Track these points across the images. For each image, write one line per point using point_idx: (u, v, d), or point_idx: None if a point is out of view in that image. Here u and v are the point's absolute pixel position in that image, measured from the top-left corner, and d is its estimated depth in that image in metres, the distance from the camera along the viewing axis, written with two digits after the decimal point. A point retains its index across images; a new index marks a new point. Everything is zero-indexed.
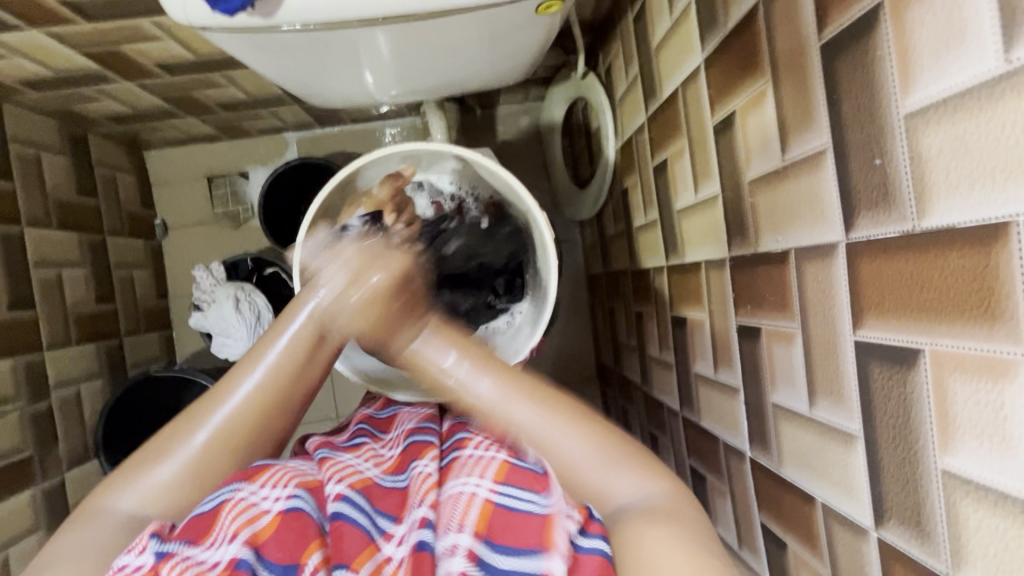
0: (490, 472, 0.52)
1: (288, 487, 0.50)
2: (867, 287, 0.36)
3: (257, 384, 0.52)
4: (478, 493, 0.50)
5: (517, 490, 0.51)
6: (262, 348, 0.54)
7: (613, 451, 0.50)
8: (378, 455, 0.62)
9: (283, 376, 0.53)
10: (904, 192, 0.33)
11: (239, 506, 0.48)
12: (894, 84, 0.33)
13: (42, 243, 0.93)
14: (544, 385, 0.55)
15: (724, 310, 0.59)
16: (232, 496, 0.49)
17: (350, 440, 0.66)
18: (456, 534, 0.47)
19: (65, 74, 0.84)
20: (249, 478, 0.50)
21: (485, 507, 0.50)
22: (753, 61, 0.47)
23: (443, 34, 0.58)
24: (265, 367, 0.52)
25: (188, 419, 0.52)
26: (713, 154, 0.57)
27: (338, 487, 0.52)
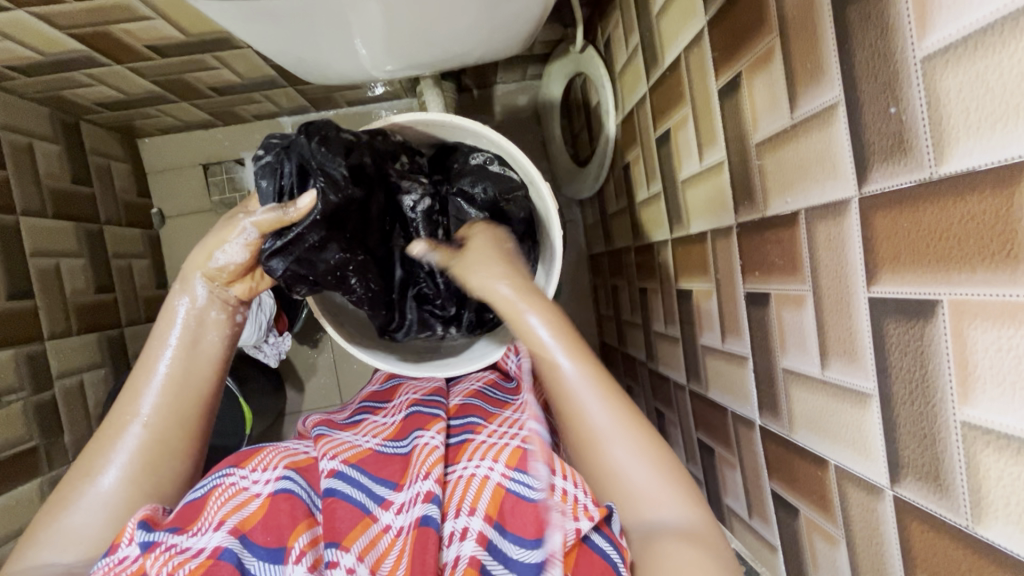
0: (504, 457, 0.54)
1: (277, 470, 0.52)
2: (881, 241, 0.36)
3: (155, 403, 0.53)
4: (491, 477, 0.53)
5: (528, 478, 0.52)
6: (152, 359, 0.55)
7: (657, 491, 0.48)
8: (379, 426, 0.62)
9: (174, 380, 0.54)
10: (921, 139, 0.32)
11: (229, 491, 0.50)
12: (909, 27, 0.31)
13: (38, 232, 0.92)
14: (602, 430, 0.50)
15: (731, 278, 0.58)
16: (223, 480, 0.51)
17: (351, 417, 0.66)
18: (468, 517, 0.50)
19: (54, 58, 0.82)
20: (240, 464, 0.53)
21: (497, 490, 0.52)
22: (760, 18, 0.46)
23: (439, 2, 0.57)
24: (157, 378, 0.54)
25: (85, 465, 0.51)
26: (718, 119, 0.56)
27: (331, 463, 0.53)
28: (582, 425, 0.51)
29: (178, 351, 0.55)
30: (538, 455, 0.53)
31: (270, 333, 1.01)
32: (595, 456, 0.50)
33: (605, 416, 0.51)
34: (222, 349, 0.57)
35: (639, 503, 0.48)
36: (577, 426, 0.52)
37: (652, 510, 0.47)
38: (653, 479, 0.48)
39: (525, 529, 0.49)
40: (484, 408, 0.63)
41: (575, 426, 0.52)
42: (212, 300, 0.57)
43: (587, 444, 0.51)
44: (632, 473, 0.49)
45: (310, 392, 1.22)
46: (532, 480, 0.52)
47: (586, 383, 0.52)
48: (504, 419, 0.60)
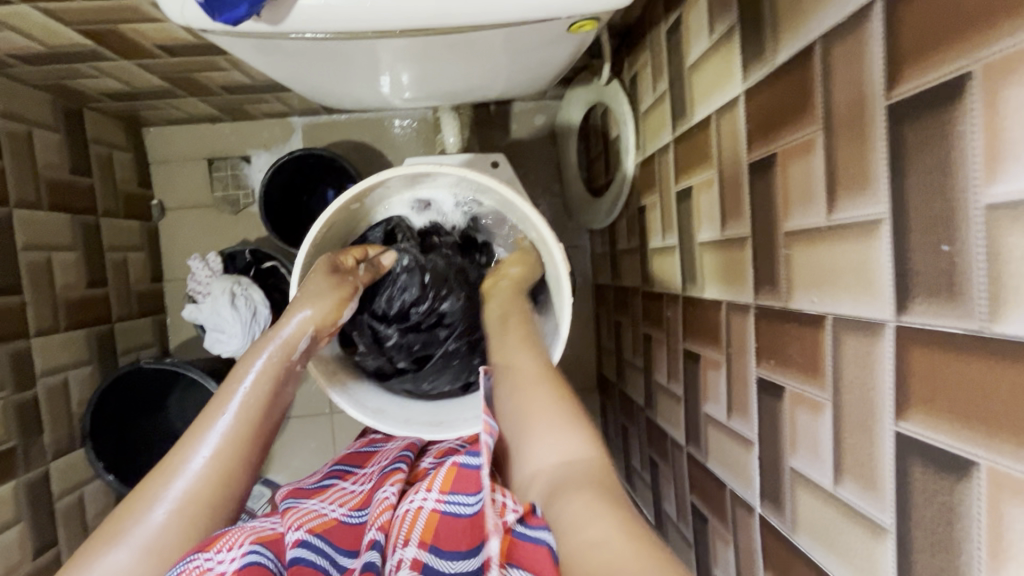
0: (437, 483, 0.54)
1: (243, 546, 0.47)
2: (915, 379, 0.34)
3: (213, 453, 0.51)
4: (425, 505, 0.52)
5: (461, 497, 0.52)
6: (211, 415, 0.54)
7: (567, 447, 0.46)
8: (347, 493, 0.60)
9: (214, 468, 0.51)
10: (976, 289, 0.29)
11: (191, 574, 0.44)
12: (975, 167, 0.29)
13: (31, 225, 0.89)
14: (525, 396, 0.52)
15: (743, 357, 0.56)
16: (185, 566, 0.45)
17: (321, 481, 0.64)
18: (402, 549, 0.49)
19: (58, 50, 0.79)
20: (205, 546, 0.46)
21: (432, 517, 0.51)
22: (804, 106, 0.43)
23: (465, 45, 0.54)
24: (219, 432, 0.52)
25: (82, 560, 0.46)
26: (746, 193, 0.53)
27: (297, 534, 0.50)
28: (509, 387, 0.54)
29: (229, 430, 0.53)
30: (467, 471, 0.54)
31: None
32: (519, 424, 0.50)
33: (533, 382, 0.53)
34: (260, 415, 0.54)
35: (552, 460, 0.46)
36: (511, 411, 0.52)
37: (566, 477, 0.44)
38: (563, 444, 0.47)
39: (459, 546, 0.49)
40: (450, 459, 0.62)
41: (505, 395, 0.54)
42: (283, 348, 0.58)
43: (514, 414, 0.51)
44: (542, 423, 0.49)
45: (300, 399, 1.20)
46: (465, 498, 0.52)
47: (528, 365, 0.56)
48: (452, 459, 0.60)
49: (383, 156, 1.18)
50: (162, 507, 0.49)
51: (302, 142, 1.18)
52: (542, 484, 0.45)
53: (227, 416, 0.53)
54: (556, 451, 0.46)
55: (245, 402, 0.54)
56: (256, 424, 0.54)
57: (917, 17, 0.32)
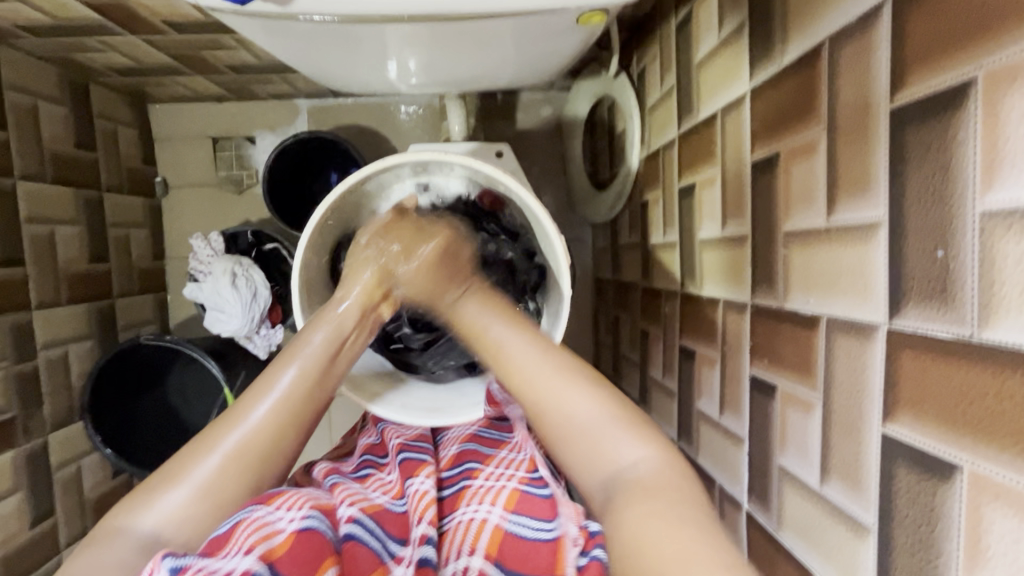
0: (501, 500, 0.55)
1: (303, 509, 0.48)
2: (905, 382, 0.34)
3: (271, 409, 0.53)
4: (489, 519, 0.54)
5: (526, 518, 0.53)
6: (271, 376, 0.55)
7: (617, 440, 0.48)
8: (384, 482, 0.60)
9: (272, 423, 0.52)
10: (968, 295, 0.29)
11: (256, 523, 0.46)
12: (973, 174, 0.29)
13: (35, 198, 0.89)
14: (545, 390, 0.52)
15: (738, 355, 0.56)
16: (248, 515, 0.47)
17: (357, 471, 0.64)
18: (468, 556, 0.51)
19: (66, 23, 0.79)
20: (265, 502, 0.49)
21: (496, 531, 0.53)
22: (809, 106, 0.43)
23: (471, 34, 0.54)
24: (278, 391, 0.54)
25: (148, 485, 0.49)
26: (748, 192, 0.53)
27: (349, 510, 0.51)
28: (517, 381, 0.54)
29: (289, 391, 0.54)
30: (534, 496, 0.56)
31: (261, 324, 1.01)
32: (545, 416, 0.51)
33: (543, 368, 0.54)
34: (320, 374, 0.56)
35: (594, 451, 0.48)
36: (518, 385, 0.54)
37: (615, 454, 0.47)
38: (594, 420, 0.49)
39: (523, 564, 0.50)
40: (481, 452, 0.63)
41: (519, 389, 0.54)
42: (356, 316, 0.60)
43: (535, 408, 0.52)
44: (583, 418, 0.50)
45: None
46: (530, 519, 0.53)
47: (527, 352, 0.55)
48: (500, 461, 0.61)
49: (388, 141, 1.18)
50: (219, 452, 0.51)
51: (307, 124, 1.18)
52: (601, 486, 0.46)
53: (289, 377, 0.54)
54: (598, 429, 0.49)
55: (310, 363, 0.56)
56: (311, 386, 0.55)
57: (925, 22, 0.32)
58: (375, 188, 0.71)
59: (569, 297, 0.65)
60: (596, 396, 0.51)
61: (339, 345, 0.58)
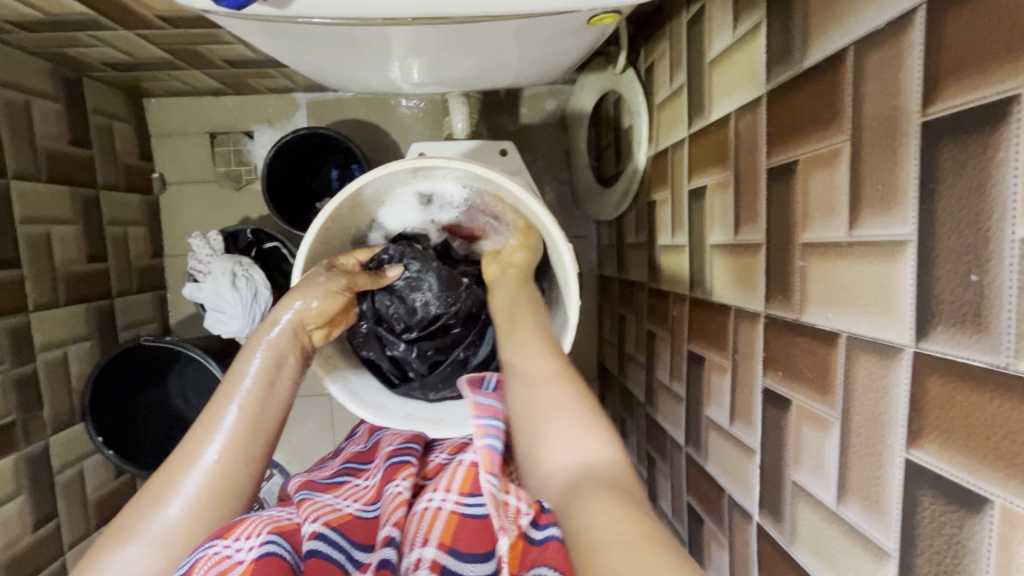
0: (456, 484, 0.54)
1: (261, 535, 0.46)
2: (932, 408, 0.33)
3: (222, 447, 0.51)
4: (444, 506, 0.52)
5: (480, 500, 0.52)
6: (214, 416, 0.53)
7: (586, 443, 0.44)
8: (359, 490, 0.59)
9: (237, 452, 0.51)
10: (1004, 324, 0.28)
11: (212, 560, 0.43)
12: (1013, 196, 0.27)
13: (30, 198, 0.87)
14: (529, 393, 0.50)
15: (749, 365, 0.55)
16: (206, 551, 0.44)
17: (333, 478, 0.63)
18: (421, 548, 0.48)
19: (57, 18, 0.76)
20: (223, 534, 0.46)
21: (451, 517, 0.51)
22: (831, 113, 0.41)
23: (475, 35, 0.52)
24: (225, 430, 0.52)
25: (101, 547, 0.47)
26: (763, 198, 0.52)
27: (313, 526, 0.49)
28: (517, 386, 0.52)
29: (248, 403, 0.54)
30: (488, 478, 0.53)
31: None
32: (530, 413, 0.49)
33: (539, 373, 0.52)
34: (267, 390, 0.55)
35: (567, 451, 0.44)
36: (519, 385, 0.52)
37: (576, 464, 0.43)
38: (567, 417, 0.46)
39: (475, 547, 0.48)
40: (468, 452, 0.63)
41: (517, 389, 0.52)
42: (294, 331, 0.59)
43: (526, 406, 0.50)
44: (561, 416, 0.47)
45: None
46: (484, 501, 0.52)
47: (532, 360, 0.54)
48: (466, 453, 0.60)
49: (388, 136, 1.16)
50: (178, 499, 0.49)
51: (306, 119, 1.16)
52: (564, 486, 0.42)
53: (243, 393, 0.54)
54: (569, 428, 0.45)
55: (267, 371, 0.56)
56: (263, 398, 0.54)
57: (965, 31, 0.30)
58: (375, 195, 0.69)
59: (577, 302, 0.63)
60: (572, 395, 0.49)
61: (280, 362, 0.57)
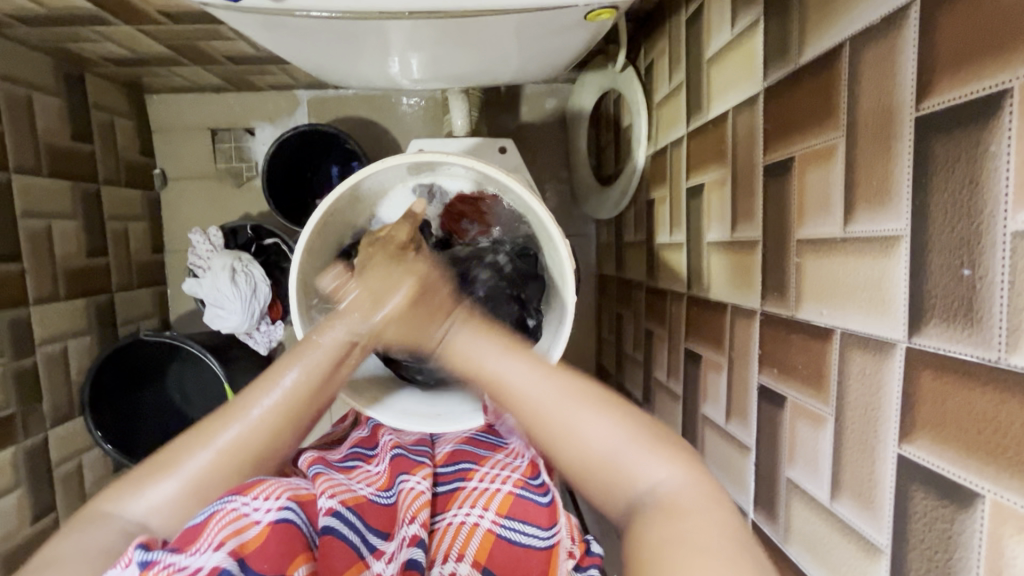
0: (494, 505, 0.55)
1: (280, 499, 0.47)
2: (924, 403, 0.33)
3: (272, 407, 0.51)
4: (481, 524, 0.54)
5: (518, 524, 0.54)
6: (276, 373, 0.53)
7: (642, 459, 0.46)
8: (369, 475, 0.59)
9: (282, 421, 0.52)
10: (996, 318, 0.28)
11: (230, 515, 0.44)
12: (1006, 190, 0.27)
13: (32, 192, 0.88)
14: (556, 410, 0.49)
15: (745, 363, 0.55)
16: (226, 504, 0.45)
17: (343, 461, 0.63)
18: (455, 563, 0.52)
19: (59, 13, 0.77)
20: (243, 490, 0.47)
21: (487, 537, 0.53)
22: (827, 110, 0.41)
23: (474, 30, 0.52)
24: (282, 390, 0.52)
25: (149, 469, 0.50)
26: (760, 195, 0.52)
27: (330, 502, 0.50)
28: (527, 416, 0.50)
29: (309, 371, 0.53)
30: (528, 501, 0.55)
31: (261, 320, 1.00)
32: (569, 441, 0.48)
33: (552, 389, 0.50)
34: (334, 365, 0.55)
35: (611, 470, 0.46)
36: (527, 412, 0.50)
37: (642, 470, 0.45)
38: (613, 435, 0.47)
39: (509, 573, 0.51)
40: (477, 452, 0.63)
41: (526, 417, 0.50)
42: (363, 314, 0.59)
43: (554, 435, 0.48)
44: (601, 436, 0.47)
45: None
46: (523, 525, 0.53)
47: (528, 377, 0.50)
48: (496, 463, 0.61)
49: (389, 134, 1.16)
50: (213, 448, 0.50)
51: (307, 117, 1.16)
52: (639, 498, 0.44)
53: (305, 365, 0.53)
54: (619, 451, 0.46)
55: (336, 348, 0.55)
56: (326, 375, 0.54)
57: (959, 24, 0.30)
58: (371, 190, 0.69)
59: (574, 299, 0.63)
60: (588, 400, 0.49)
61: (352, 343, 0.56)
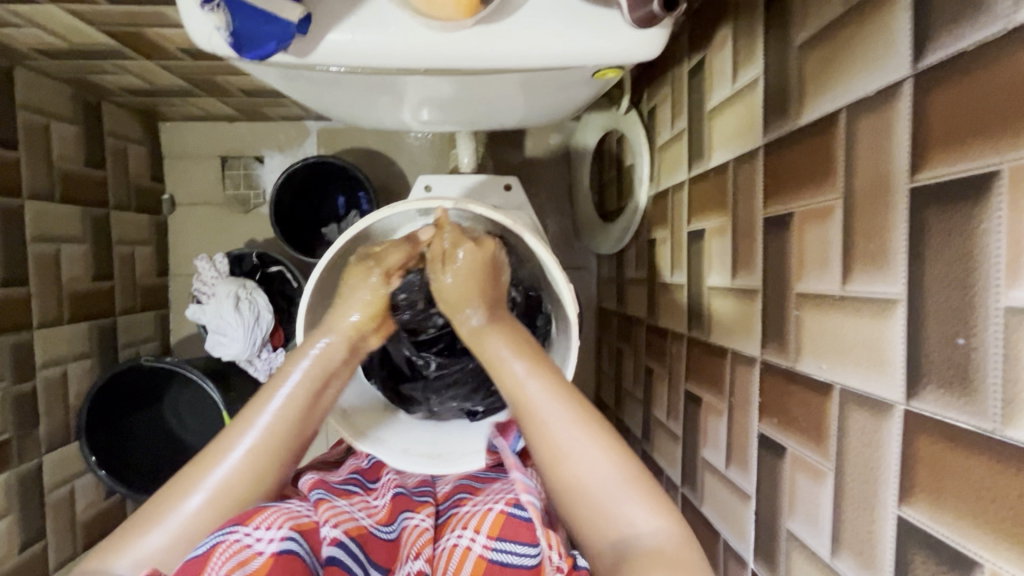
0: (485, 526, 0.53)
1: (283, 529, 0.47)
2: (923, 467, 0.33)
3: (252, 444, 0.53)
4: (473, 548, 0.52)
5: (512, 545, 0.51)
6: (255, 409, 0.54)
7: (632, 504, 0.47)
8: (369, 503, 0.58)
9: (263, 457, 0.53)
10: (991, 389, 0.29)
11: (232, 548, 0.45)
12: (997, 267, 0.29)
13: (44, 217, 0.89)
14: (566, 442, 0.51)
15: (745, 410, 0.55)
16: (226, 537, 0.46)
17: (342, 484, 0.62)
18: None
19: (82, 47, 0.79)
20: (244, 520, 0.47)
21: (479, 562, 0.51)
22: (824, 171, 0.43)
23: (486, 84, 0.54)
24: (261, 426, 0.53)
25: (135, 525, 0.50)
26: (759, 246, 0.53)
27: (333, 532, 0.49)
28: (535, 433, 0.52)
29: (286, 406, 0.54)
30: (521, 521, 0.52)
31: (262, 347, 1.00)
32: (558, 468, 0.51)
33: (564, 420, 0.52)
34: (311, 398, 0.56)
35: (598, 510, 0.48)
36: (534, 431, 0.52)
37: (630, 517, 0.47)
38: (610, 477, 0.49)
39: None
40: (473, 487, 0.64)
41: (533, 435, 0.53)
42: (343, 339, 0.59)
43: (553, 458, 0.51)
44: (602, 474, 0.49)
45: None
46: (514, 546, 0.51)
47: (549, 401, 0.53)
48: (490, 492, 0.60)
49: (395, 166, 1.18)
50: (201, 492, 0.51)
51: (316, 147, 1.18)
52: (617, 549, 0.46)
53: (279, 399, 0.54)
54: (612, 493, 0.48)
55: (311, 378, 0.56)
56: (304, 405, 0.55)
57: (950, 105, 0.31)
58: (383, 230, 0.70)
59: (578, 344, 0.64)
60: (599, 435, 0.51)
61: (328, 373, 0.57)
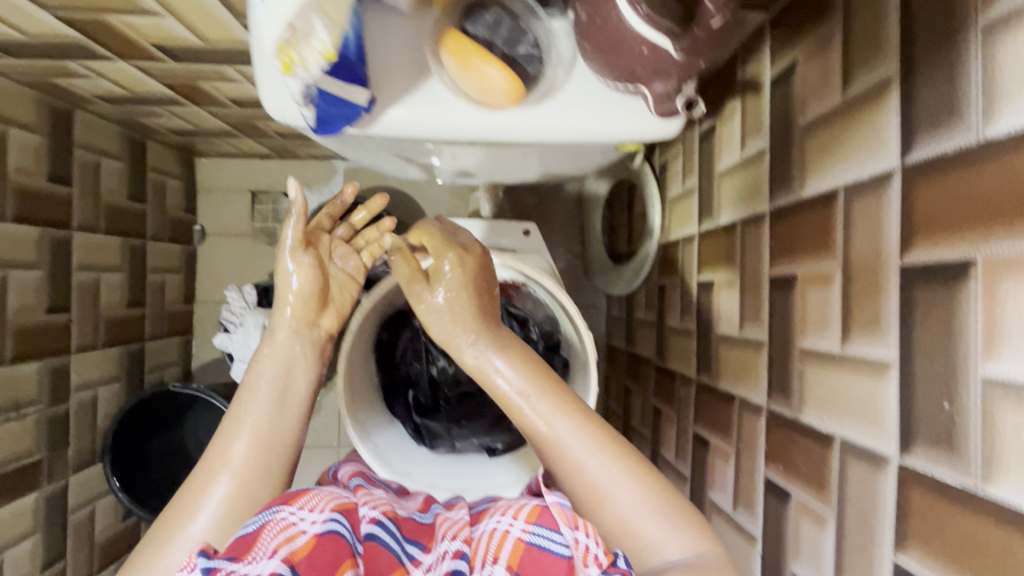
0: (524, 513, 0.49)
1: (326, 511, 0.47)
2: (916, 517, 0.37)
3: (246, 454, 0.52)
4: (511, 530, 0.47)
5: (551, 531, 0.47)
6: (240, 417, 0.54)
7: (665, 535, 0.46)
8: (403, 502, 0.60)
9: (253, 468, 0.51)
10: (972, 450, 0.33)
11: (280, 524, 0.45)
12: (976, 343, 0.33)
13: (88, 248, 0.95)
14: (600, 478, 0.49)
15: (752, 454, 0.59)
16: (273, 516, 0.46)
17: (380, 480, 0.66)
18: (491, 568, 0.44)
19: (139, 95, 0.86)
20: (288, 501, 0.47)
21: (519, 544, 0.46)
22: (824, 241, 0.48)
23: (519, 152, 0.60)
24: (248, 433, 0.53)
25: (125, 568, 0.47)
26: (766, 302, 0.58)
27: (371, 511, 0.50)
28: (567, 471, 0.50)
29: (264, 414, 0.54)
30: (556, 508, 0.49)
31: None
32: (596, 508, 0.49)
33: (592, 455, 0.50)
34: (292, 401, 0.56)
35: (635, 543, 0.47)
36: (567, 470, 0.50)
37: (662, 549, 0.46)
38: (644, 512, 0.47)
39: None
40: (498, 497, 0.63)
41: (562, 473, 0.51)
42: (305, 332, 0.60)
43: (589, 495, 0.49)
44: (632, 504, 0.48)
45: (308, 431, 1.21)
46: (554, 534, 0.47)
47: (577, 438, 0.50)
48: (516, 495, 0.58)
49: (417, 205, 1.24)
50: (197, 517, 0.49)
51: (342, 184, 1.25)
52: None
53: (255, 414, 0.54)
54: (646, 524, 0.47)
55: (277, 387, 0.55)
56: (277, 410, 0.55)
57: (933, 198, 0.36)
58: None
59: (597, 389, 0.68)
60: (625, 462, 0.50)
61: (290, 367, 0.57)
